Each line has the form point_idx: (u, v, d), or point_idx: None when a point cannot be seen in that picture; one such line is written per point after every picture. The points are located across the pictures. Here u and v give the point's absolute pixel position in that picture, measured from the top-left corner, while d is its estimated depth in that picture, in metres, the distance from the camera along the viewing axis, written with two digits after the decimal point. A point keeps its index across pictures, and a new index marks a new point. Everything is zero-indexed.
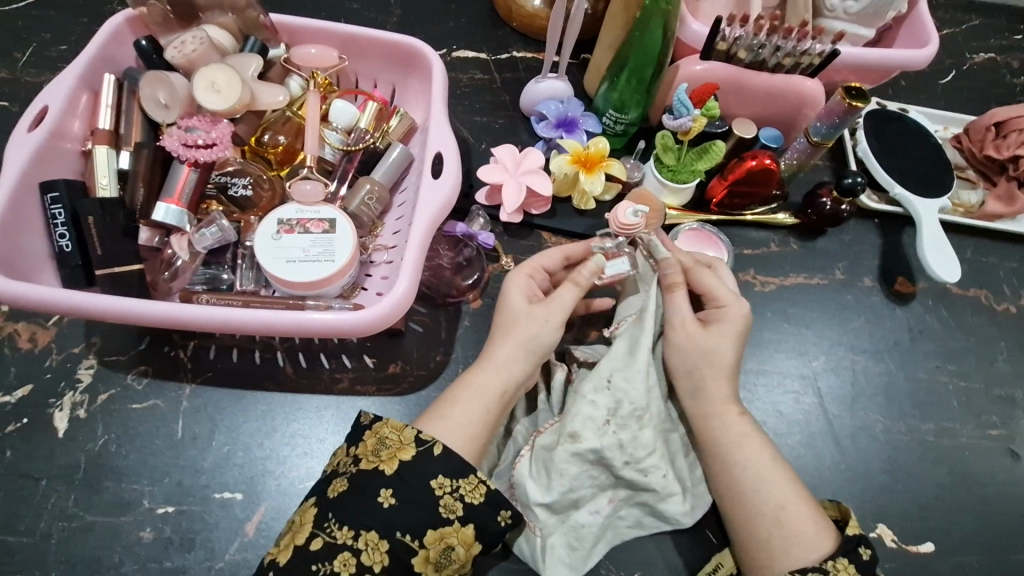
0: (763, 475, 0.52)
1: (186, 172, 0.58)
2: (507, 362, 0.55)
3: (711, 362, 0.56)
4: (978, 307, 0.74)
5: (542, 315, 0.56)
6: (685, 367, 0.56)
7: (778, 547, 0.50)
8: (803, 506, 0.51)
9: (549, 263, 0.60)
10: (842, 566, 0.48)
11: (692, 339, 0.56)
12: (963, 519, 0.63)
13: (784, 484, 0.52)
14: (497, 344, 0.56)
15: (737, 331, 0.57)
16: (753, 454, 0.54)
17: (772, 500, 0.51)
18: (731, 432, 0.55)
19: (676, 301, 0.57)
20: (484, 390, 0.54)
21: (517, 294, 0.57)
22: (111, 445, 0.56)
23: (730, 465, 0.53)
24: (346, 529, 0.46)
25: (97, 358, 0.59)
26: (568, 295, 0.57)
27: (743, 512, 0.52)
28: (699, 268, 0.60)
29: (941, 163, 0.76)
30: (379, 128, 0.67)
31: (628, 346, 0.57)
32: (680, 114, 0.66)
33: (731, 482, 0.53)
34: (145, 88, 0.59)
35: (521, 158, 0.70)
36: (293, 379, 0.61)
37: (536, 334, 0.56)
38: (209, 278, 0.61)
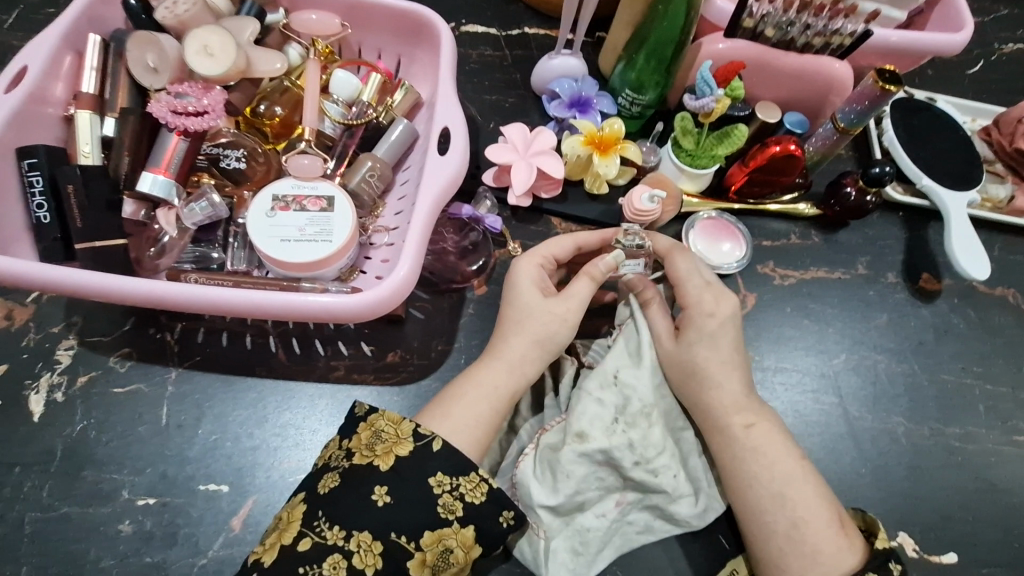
0: (775, 491, 0.49)
1: (174, 140, 0.54)
2: (518, 354, 0.52)
3: (710, 363, 0.53)
4: (1005, 307, 0.71)
5: (560, 310, 0.52)
6: (676, 377, 0.53)
7: (789, 564, 0.48)
8: (821, 521, 0.48)
9: (560, 253, 0.57)
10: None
11: (674, 349, 0.53)
12: (989, 528, 0.60)
13: (804, 494, 0.49)
14: (510, 340, 0.52)
15: (717, 328, 0.53)
16: (763, 466, 0.50)
17: (786, 517, 0.48)
18: (738, 445, 0.51)
19: (653, 314, 0.55)
20: (495, 390, 0.50)
21: (529, 287, 0.53)
22: (90, 432, 0.53)
23: (744, 482, 0.50)
24: (336, 529, 0.43)
25: (78, 338, 0.56)
26: (583, 289, 0.53)
27: (757, 527, 0.49)
28: (675, 254, 0.57)
29: (970, 155, 0.72)
30: (382, 102, 0.63)
31: (630, 348, 0.54)
32: (702, 94, 0.63)
33: (743, 495, 0.50)
34: (133, 50, 0.55)
35: (532, 139, 0.66)
36: (286, 366, 0.57)
37: (551, 329, 0.52)
38: (198, 256, 0.57)
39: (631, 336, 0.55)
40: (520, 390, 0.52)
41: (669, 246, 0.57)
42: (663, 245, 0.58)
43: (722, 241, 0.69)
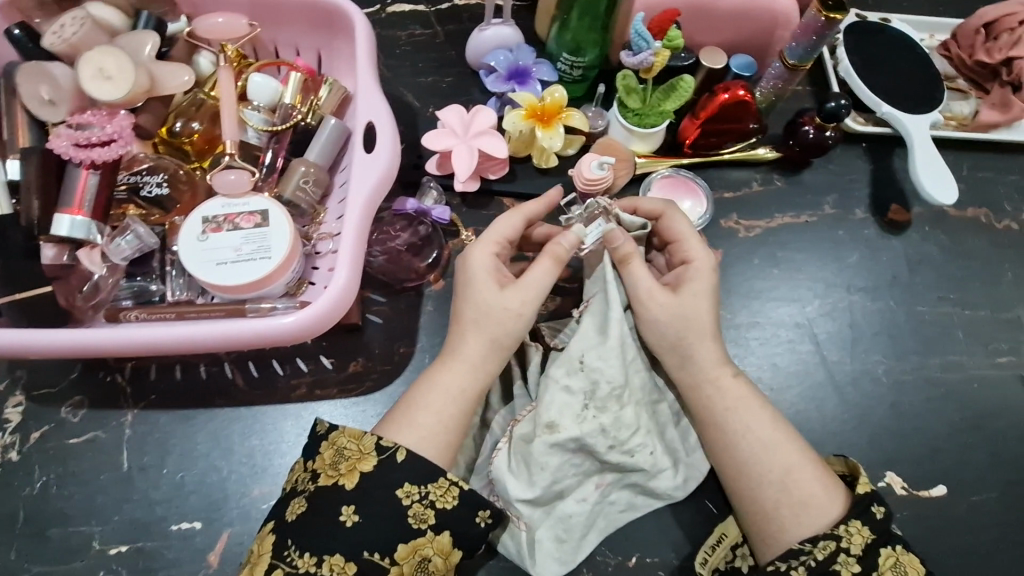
0: (765, 440, 0.49)
1: (84, 174, 0.51)
2: (476, 351, 0.50)
3: (692, 328, 0.51)
4: (977, 229, 0.69)
5: (515, 305, 0.50)
6: (675, 332, 0.51)
7: (778, 518, 0.47)
8: (806, 472, 0.47)
9: (510, 232, 0.53)
10: (856, 531, 0.44)
11: (672, 302, 0.51)
12: (976, 456, 0.60)
13: (787, 446, 0.49)
14: (467, 342, 0.50)
15: (712, 283, 0.52)
16: (751, 418, 0.50)
17: (776, 466, 0.48)
18: (727, 397, 0.50)
19: (637, 272, 0.51)
20: (456, 388, 0.49)
21: (486, 281, 0.50)
22: (51, 487, 0.51)
23: (734, 435, 0.49)
24: (307, 556, 0.42)
25: (25, 394, 0.54)
26: (543, 276, 0.50)
27: (746, 485, 0.48)
28: (671, 212, 0.54)
29: (930, 74, 0.69)
30: (307, 101, 0.60)
31: (598, 324, 0.51)
32: (639, 50, 0.60)
33: (730, 454, 0.49)
34: (24, 84, 0.51)
35: (470, 119, 0.63)
36: (246, 391, 0.55)
37: (506, 326, 0.50)
38: (137, 291, 0.54)
39: (603, 313, 0.51)
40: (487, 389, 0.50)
41: (660, 204, 0.55)
42: (656, 205, 0.55)
43: (682, 199, 0.67)
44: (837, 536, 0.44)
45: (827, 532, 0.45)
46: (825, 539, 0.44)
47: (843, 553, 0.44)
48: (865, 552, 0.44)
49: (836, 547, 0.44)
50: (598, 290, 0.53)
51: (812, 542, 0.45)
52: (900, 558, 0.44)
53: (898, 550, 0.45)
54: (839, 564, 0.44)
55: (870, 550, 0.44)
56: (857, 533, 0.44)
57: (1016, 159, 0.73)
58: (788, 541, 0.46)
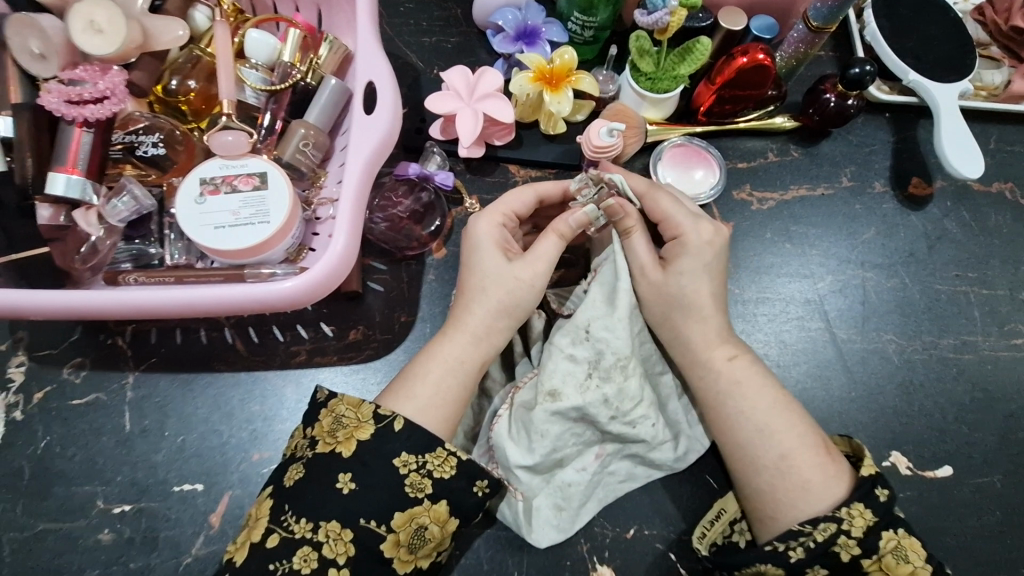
0: (760, 424, 0.47)
1: (77, 133, 0.50)
2: (480, 322, 0.49)
3: (684, 304, 0.50)
4: (1002, 204, 0.67)
5: (526, 276, 0.49)
6: (659, 311, 0.50)
7: (776, 501, 0.46)
8: (808, 452, 0.46)
9: (521, 207, 0.52)
10: (858, 514, 0.43)
11: (660, 279, 0.50)
12: (985, 437, 0.59)
13: (789, 429, 0.47)
14: (468, 312, 0.49)
15: (705, 263, 0.50)
16: (748, 399, 0.48)
17: (774, 450, 0.47)
18: (721, 380, 0.49)
19: (637, 244, 0.51)
20: (462, 364, 0.48)
21: (490, 249, 0.50)
22: (54, 447, 0.52)
23: (725, 418, 0.49)
24: (303, 522, 0.42)
25: (27, 354, 0.54)
26: (550, 248, 0.50)
27: (743, 466, 0.48)
28: (656, 194, 0.52)
29: (962, 40, 0.66)
30: (306, 60, 0.57)
31: (606, 295, 0.50)
32: (653, 9, 0.57)
33: (727, 433, 0.49)
34: (12, 35, 0.49)
35: (475, 82, 0.60)
36: (246, 357, 0.55)
37: (517, 296, 0.49)
38: (135, 253, 0.53)
39: (610, 284, 0.50)
40: (488, 359, 0.50)
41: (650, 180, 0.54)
42: (640, 185, 0.52)
43: (694, 169, 0.65)
44: (838, 518, 0.43)
45: (827, 514, 0.44)
46: (825, 522, 0.43)
47: (843, 535, 0.43)
48: (867, 535, 0.43)
49: (836, 529, 0.43)
50: (604, 263, 0.51)
51: (812, 524, 0.44)
52: (902, 542, 0.43)
53: (900, 534, 0.44)
54: (838, 546, 0.43)
55: (871, 532, 0.43)
56: (859, 516, 0.43)
57: None
58: (787, 523, 0.45)
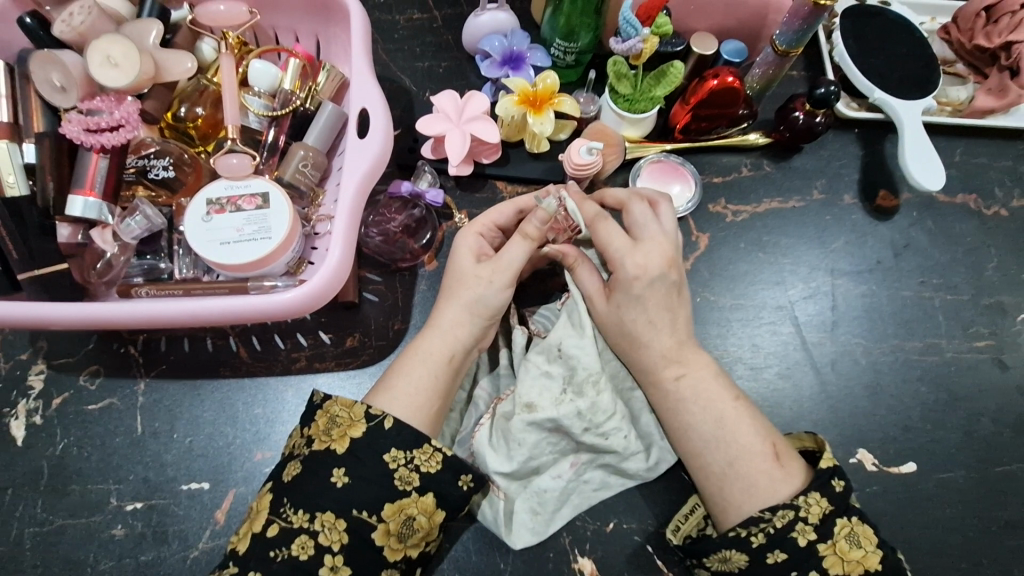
0: (718, 423, 0.51)
1: (95, 158, 0.54)
2: (449, 319, 0.54)
3: (622, 333, 0.54)
4: (966, 214, 0.70)
5: (486, 273, 0.54)
6: (614, 333, 0.55)
7: (731, 496, 0.49)
8: (755, 455, 0.49)
9: (500, 218, 0.57)
10: (814, 502, 0.47)
11: (604, 308, 0.55)
12: (947, 435, 0.62)
13: (744, 431, 0.50)
14: (443, 308, 0.54)
15: (642, 293, 0.53)
16: (696, 412, 0.52)
17: (729, 450, 0.50)
18: (670, 397, 0.53)
19: (582, 275, 0.56)
20: (431, 355, 0.53)
21: (465, 253, 0.55)
22: (71, 448, 0.56)
23: (681, 428, 0.52)
24: (301, 513, 0.46)
25: (46, 362, 0.58)
26: (517, 252, 0.54)
27: (699, 464, 0.51)
28: (595, 223, 0.54)
29: (926, 58, 0.70)
30: (305, 87, 0.62)
31: (570, 318, 0.55)
32: (628, 36, 0.60)
33: (685, 436, 0.52)
34: (37, 70, 0.53)
35: (463, 105, 0.65)
36: (249, 363, 0.59)
37: (481, 292, 0.54)
38: (147, 268, 0.58)
39: (571, 308, 0.56)
40: (459, 355, 0.54)
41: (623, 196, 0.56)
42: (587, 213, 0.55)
43: (671, 184, 0.69)
44: (796, 505, 0.46)
45: (786, 502, 0.47)
46: (784, 509, 0.46)
47: (801, 522, 0.46)
48: (822, 521, 0.46)
49: (793, 516, 0.46)
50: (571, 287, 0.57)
51: (772, 511, 0.47)
52: (855, 528, 0.47)
53: (854, 521, 0.47)
54: (796, 531, 0.46)
55: (827, 519, 0.46)
56: (815, 504, 0.47)
57: (1011, 144, 0.73)
58: (749, 510, 0.48)
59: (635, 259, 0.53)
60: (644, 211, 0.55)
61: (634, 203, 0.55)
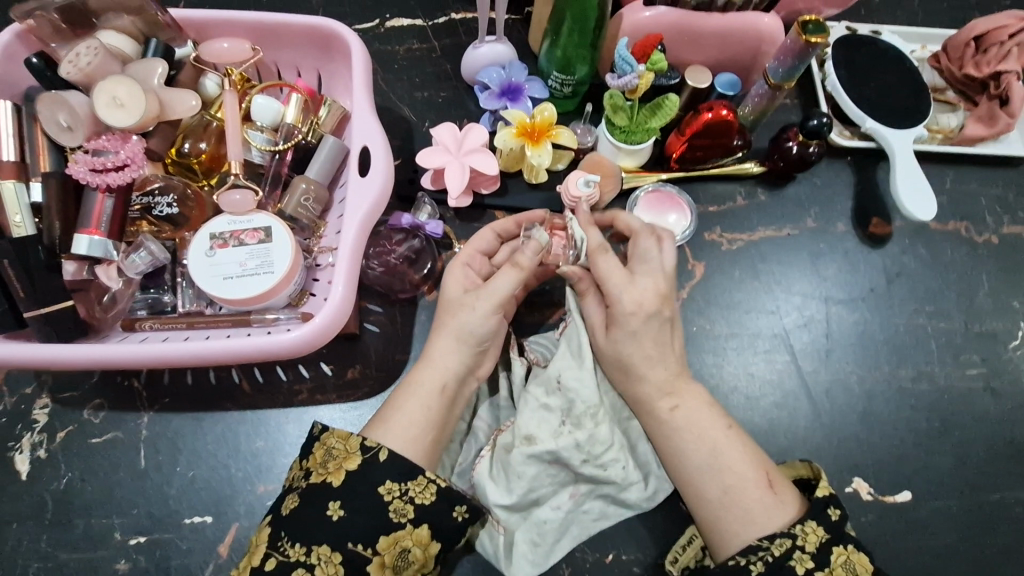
0: (713, 456, 0.51)
1: (100, 197, 0.55)
2: (440, 352, 0.54)
3: (621, 366, 0.55)
4: (958, 241, 0.71)
5: (480, 306, 0.54)
6: (611, 364, 0.55)
7: (729, 525, 0.50)
8: (750, 485, 0.50)
9: (484, 246, 0.60)
10: (811, 530, 0.48)
11: (603, 339, 0.55)
12: (941, 463, 0.63)
13: (738, 464, 0.51)
14: (435, 341, 0.55)
15: (640, 326, 0.53)
16: (693, 442, 0.52)
17: (723, 483, 0.50)
18: (667, 428, 0.53)
19: (587, 301, 0.57)
20: (431, 389, 0.53)
21: (454, 285, 0.56)
22: (75, 482, 0.56)
23: (678, 456, 0.52)
24: (298, 546, 0.46)
25: (51, 396, 0.58)
26: (504, 281, 0.55)
27: (694, 496, 0.52)
28: (597, 255, 0.55)
29: (917, 87, 0.71)
30: (308, 121, 0.63)
31: (571, 348, 0.56)
32: (623, 72, 0.62)
33: (681, 469, 0.52)
34: (44, 111, 0.54)
35: (462, 137, 0.66)
36: (251, 396, 0.60)
37: (478, 327, 0.54)
38: (151, 302, 0.59)
39: (571, 336, 0.57)
40: (454, 390, 0.54)
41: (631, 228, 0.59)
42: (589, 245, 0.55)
43: (667, 213, 0.69)
44: (792, 534, 0.47)
45: (782, 530, 0.48)
46: (782, 537, 0.47)
47: (798, 550, 0.47)
48: (819, 550, 0.47)
49: (791, 544, 0.47)
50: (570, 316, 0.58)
51: (770, 539, 0.47)
52: (851, 557, 0.47)
53: (850, 549, 0.48)
54: (793, 559, 0.47)
55: (823, 548, 0.47)
56: (812, 532, 0.48)
57: (1002, 171, 0.74)
58: (746, 539, 0.48)
59: (631, 295, 0.53)
60: (649, 245, 0.57)
61: (645, 236, 0.57)
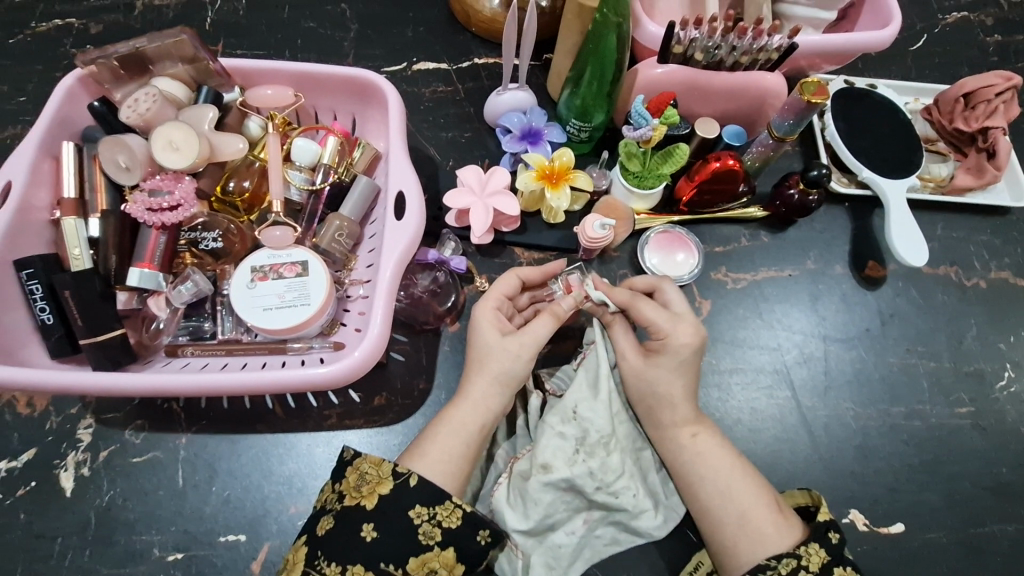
0: (725, 484, 0.55)
1: (155, 234, 0.59)
2: (480, 393, 0.58)
3: (653, 396, 0.59)
4: (948, 285, 0.76)
5: (514, 347, 0.58)
6: (636, 397, 0.60)
7: (743, 549, 0.53)
8: (761, 510, 0.54)
9: (509, 289, 0.62)
10: (813, 551, 0.51)
11: (641, 368, 0.59)
12: (932, 497, 0.67)
13: (747, 492, 0.55)
14: (473, 382, 0.58)
15: (680, 362, 0.58)
16: (709, 471, 0.56)
17: (736, 509, 0.54)
18: (686, 450, 0.58)
19: (618, 333, 0.61)
20: (463, 424, 0.57)
21: (487, 329, 0.58)
22: (117, 500, 0.60)
23: (695, 485, 0.57)
24: (334, 565, 0.49)
25: (95, 417, 0.62)
26: (542, 327, 0.59)
27: (708, 521, 0.55)
28: (637, 301, 0.60)
29: (910, 140, 0.76)
30: (343, 162, 0.67)
31: (590, 380, 0.60)
32: (639, 125, 0.66)
33: (696, 496, 0.56)
34: (105, 152, 0.59)
35: (486, 179, 0.70)
36: (283, 420, 0.63)
37: (507, 367, 0.58)
38: (192, 329, 0.62)
39: (592, 364, 0.61)
40: (487, 426, 0.58)
41: (653, 280, 0.63)
42: (622, 297, 0.60)
43: (676, 252, 0.74)
44: (798, 554, 0.51)
45: (789, 551, 0.51)
46: (787, 557, 0.51)
47: (803, 570, 0.51)
48: (821, 569, 0.51)
49: (796, 564, 0.51)
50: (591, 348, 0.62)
51: (777, 558, 0.51)
52: None
53: (849, 570, 0.51)
54: None
55: (825, 568, 0.51)
56: (815, 553, 0.51)
57: (989, 219, 0.79)
58: (756, 559, 0.52)
59: (681, 333, 0.58)
60: (675, 291, 0.62)
61: (669, 283, 0.62)
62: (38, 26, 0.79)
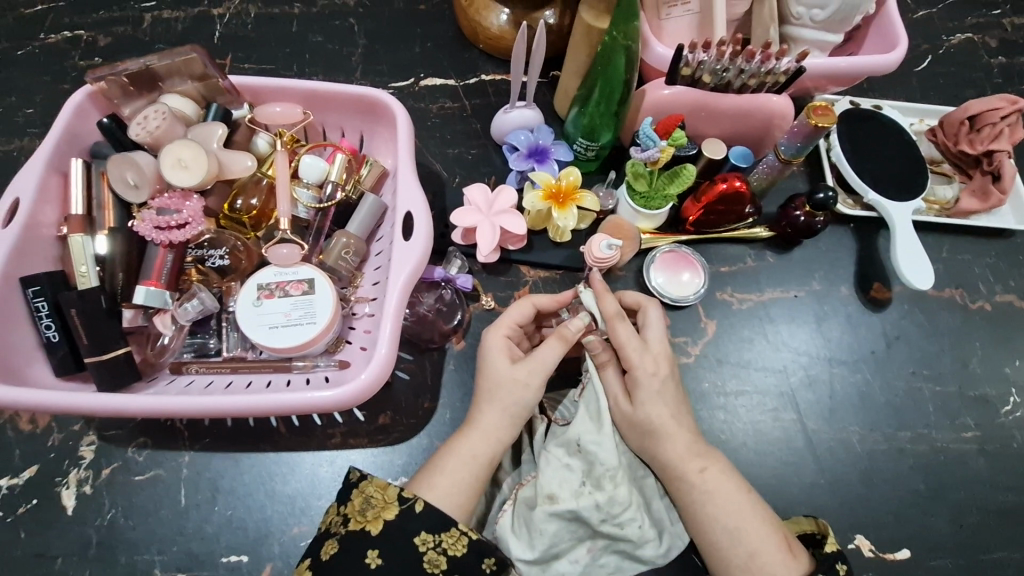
0: (734, 522, 0.54)
1: (162, 252, 0.60)
2: (491, 422, 0.57)
3: (649, 433, 0.58)
4: (952, 307, 0.76)
5: (523, 376, 0.58)
6: (635, 435, 0.59)
7: None
8: (770, 549, 0.53)
9: (521, 318, 0.62)
10: None
11: (628, 408, 0.59)
12: (938, 522, 0.66)
13: (756, 530, 0.54)
14: (484, 411, 0.58)
15: (653, 389, 0.59)
16: (718, 509, 0.55)
17: (745, 548, 0.53)
18: (695, 487, 0.56)
19: (608, 376, 0.61)
20: (475, 458, 0.56)
21: (497, 358, 0.59)
22: (118, 519, 0.59)
23: (705, 523, 0.55)
24: None
25: (97, 434, 0.61)
26: (550, 353, 0.59)
27: (716, 557, 0.55)
28: (616, 322, 0.60)
29: (916, 162, 0.76)
30: (350, 179, 0.67)
31: (593, 411, 0.61)
32: (646, 146, 0.67)
33: (705, 533, 0.55)
34: (113, 170, 0.59)
35: (493, 198, 0.70)
36: (287, 439, 0.63)
37: (518, 397, 0.58)
38: (197, 346, 0.63)
39: (590, 401, 0.61)
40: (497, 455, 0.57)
41: (640, 298, 0.64)
42: (609, 308, 0.61)
43: (682, 272, 0.74)
44: None
45: None
46: None
47: None
48: None
49: None
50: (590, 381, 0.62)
51: None
52: None
53: None
54: None
55: None
56: None
57: (994, 241, 0.79)
58: None
59: (647, 360, 0.60)
60: (657, 314, 0.63)
61: (652, 305, 0.64)
62: (47, 39, 0.79)
